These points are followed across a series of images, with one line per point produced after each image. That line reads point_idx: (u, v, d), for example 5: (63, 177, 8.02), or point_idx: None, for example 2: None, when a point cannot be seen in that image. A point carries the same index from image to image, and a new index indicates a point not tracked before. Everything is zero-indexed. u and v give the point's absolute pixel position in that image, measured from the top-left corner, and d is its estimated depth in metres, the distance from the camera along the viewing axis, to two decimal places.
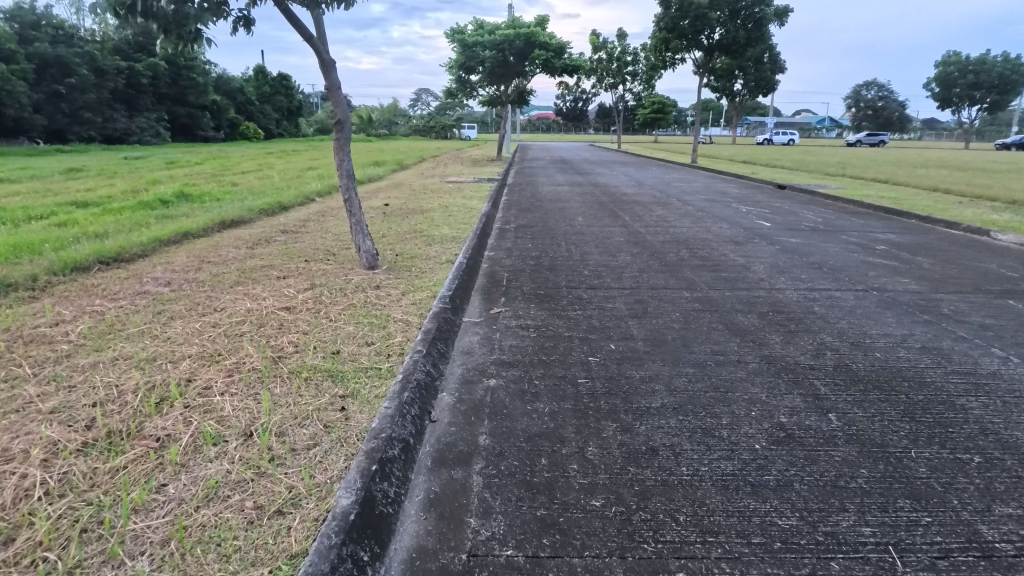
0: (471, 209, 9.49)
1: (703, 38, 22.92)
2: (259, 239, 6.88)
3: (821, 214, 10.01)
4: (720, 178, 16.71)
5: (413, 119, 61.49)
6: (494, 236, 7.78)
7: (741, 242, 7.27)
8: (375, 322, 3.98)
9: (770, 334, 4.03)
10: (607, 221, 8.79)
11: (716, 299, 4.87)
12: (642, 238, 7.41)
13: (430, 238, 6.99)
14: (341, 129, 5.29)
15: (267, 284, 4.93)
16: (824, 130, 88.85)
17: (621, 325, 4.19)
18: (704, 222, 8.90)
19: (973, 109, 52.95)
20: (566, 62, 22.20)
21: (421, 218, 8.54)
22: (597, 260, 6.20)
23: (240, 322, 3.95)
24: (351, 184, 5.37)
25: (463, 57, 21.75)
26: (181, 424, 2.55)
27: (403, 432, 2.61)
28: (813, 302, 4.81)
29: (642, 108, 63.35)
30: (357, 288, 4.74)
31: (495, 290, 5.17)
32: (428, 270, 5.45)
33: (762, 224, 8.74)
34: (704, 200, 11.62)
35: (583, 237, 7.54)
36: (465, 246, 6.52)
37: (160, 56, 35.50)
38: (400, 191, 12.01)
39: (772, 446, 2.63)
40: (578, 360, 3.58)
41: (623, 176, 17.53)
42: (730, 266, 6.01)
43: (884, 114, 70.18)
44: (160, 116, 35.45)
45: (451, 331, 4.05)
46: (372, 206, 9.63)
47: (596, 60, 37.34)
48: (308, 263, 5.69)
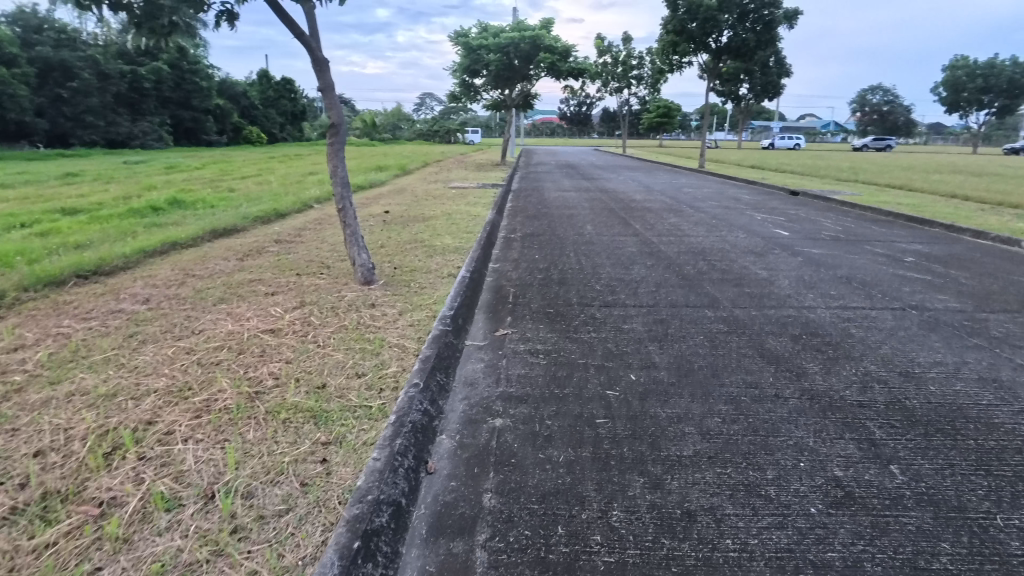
0: (475, 216, 9.12)
1: (711, 40, 22.54)
2: (251, 250, 6.51)
3: (841, 222, 9.58)
4: (731, 184, 16.33)
5: (418, 123, 61.30)
6: (500, 246, 7.38)
7: (761, 253, 6.86)
8: (368, 348, 3.58)
9: (808, 362, 3.60)
10: (617, 230, 8.40)
11: (742, 319, 4.45)
12: (657, 249, 7.00)
13: (431, 249, 6.61)
14: (336, 133, 4.90)
15: (253, 302, 4.55)
16: (830, 134, 88.34)
17: (641, 351, 3.77)
18: (719, 230, 8.48)
19: (982, 113, 52.43)
20: (572, 65, 21.85)
21: (423, 227, 8.17)
22: (609, 273, 5.80)
23: (218, 348, 3.56)
24: (347, 193, 4.99)
25: (467, 61, 21.46)
26: (129, 484, 2.16)
27: (393, 493, 2.20)
28: (848, 322, 4.38)
29: (647, 112, 63.07)
30: (351, 307, 4.35)
31: (501, 308, 4.77)
32: (428, 285, 5.06)
33: (781, 233, 8.34)
34: (717, 207, 11.20)
35: (593, 247, 7.14)
36: (468, 258, 6.12)
37: (164, 60, 35.42)
38: (402, 197, 11.67)
39: (830, 511, 2.22)
40: (595, 394, 3.17)
41: (631, 181, 17.18)
42: (754, 281, 5.59)
43: (891, 118, 69.68)
44: (163, 121, 35.32)
45: (453, 358, 3.64)
46: (373, 214, 9.27)
47: (602, 64, 37.02)
48: (300, 277, 5.32)
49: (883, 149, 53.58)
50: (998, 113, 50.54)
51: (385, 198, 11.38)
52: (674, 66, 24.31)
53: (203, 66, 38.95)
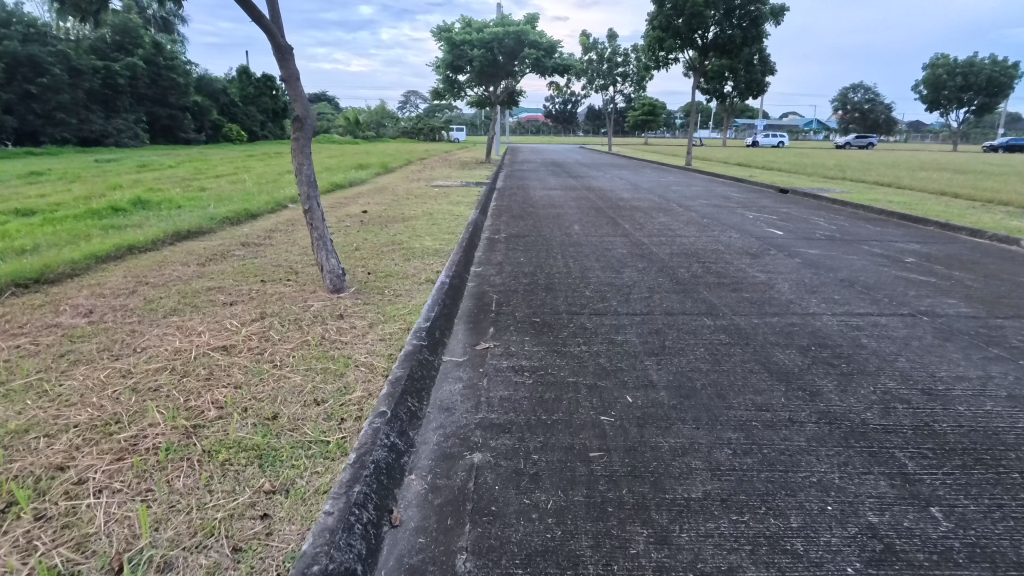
0: (457, 216, 8.73)
1: (697, 37, 22.33)
2: (214, 254, 6.06)
3: (835, 221, 9.31)
4: (719, 182, 16.09)
5: (402, 121, 60.59)
6: (483, 248, 6.98)
7: (757, 254, 6.55)
8: (332, 368, 3.18)
9: (821, 379, 3.26)
10: (606, 230, 8.04)
11: (744, 328, 4.10)
12: (648, 250, 6.65)
13: (409, 252, 6.19)
14: (301, 127, 4.47)
15: (208, 314, 4.12)
16: (812, 132, 88.99)
17: (637, 367, 3.41)
18: (711, 230, 8.16)
19: (961, 111, 53.00)
20: (557, 61, 21.47)
21: (402, 228, 7.75)
22: (599, 277, 5.45)
23: (159, 370, 3.13)
24: (315, 193, 4.57)
25: (450, 57, 21.00)
26: (16, 556, 1.76)
27: (346, 559, 1.81)
28: (857, 331, 4.05)
29: (632, 111, 62.99)
30: (317, 320, 3.94)
31: (483, 318, 4.38)
32: (403, 292, 4.66)
33: (775, 233, 8.04)
34: (707, 206, 10.90)
35: (581, 249, 6.78)
36: (449, 261, 5.72)
37: (139, 56, 34.45)
38: (383, 196, 11.24)
39: (870, 570, 1.87)
40: (588, 421, 2.79)
41: (619, 179, 16.88)
42: (753, 285, 5.25)
43: (872, 116, 70.30)
44: (139, 118, 34.31)
45: (428, 378, 3.24)
46: (351, 214, 8.83)
47: (587, 61, 36.69)
48: (264, 284, 4.89)
49: (865, 147, 53.98)
50: (977, 111, 51.12)
51: (364, 197, 10.93)
52: (660, 62, 24.06)
53: (180, 62, 37.97)
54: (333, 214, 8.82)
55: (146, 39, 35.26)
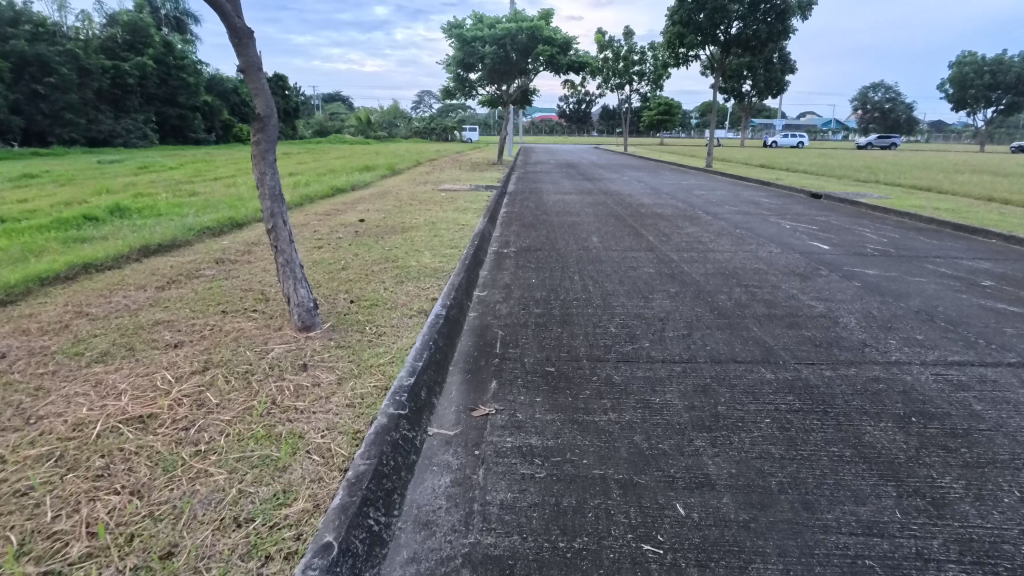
0: (463, 225, 7.92)
1: (720, 32, 21.33)
2: (181, 274, 5.29)
3: (882, 233, 8.38)
4: (743, 185, 15.17)
5: (414, 121, 60.06)
6: (489, 265, 6.13)
7: (807, 275, 5.66)
8: (273, 457, 2.34)
9: (939, 476, 2.39)
10: (628, 243, 7.17)
11: (814, 385, 3.22)
12: (679, 270, 5.77)
13: (403, 272, 5.36)
14: (262, 128, 3.65)
15: (141, 361, 3.30)
16: (831, 132, 87.15)
17: (686, 451, 2.55)
18: (747, 243, 7.26)
19: (988, 111, 51.28)
20: (573, 58, 20.57)
21: (399, 240, 6.95)
22: (625, 306, 4.60)
23: (41, 459, 2.31)
24: (282, 208, 3.76)
25: (461, 54, 20.20)
26: None
27: None
28: (964, 392, 3.15)
29: (647, 110, 61.81)
30: (273, 373, 3.12)
31: (484, 364, 3.52)
32: (389, 330, 3.82)
33: (820, 247, 7.13)
34: (736, 213, 9.99)
35: (601, 267, 5.93)
36: (448, 285, 4.88)
37: (148, 55, 33.94)
38: (385, 201, 10.46)
39: None
40: (625, 556, 1.94)
41: (637, 181, 15.99)
42: (811, 318, 4.36)
43: (894, 116, 68.52)
44: (149, 118, 33.91)
45: (403, 469, 2.40)
46: (346, 223, 8.05)
47: (602, 59, 35.69)
48: (225, 316, 4.09)
49: (888, 148, 52.55)
50: (1006, 110, 49.46)
51: (364, 202, 10.14)
52: (680, 59, 23.07)
53: (190, 62, 37.61)
54: (326, 223, 8.06)
55: (156, 38, 34.88)
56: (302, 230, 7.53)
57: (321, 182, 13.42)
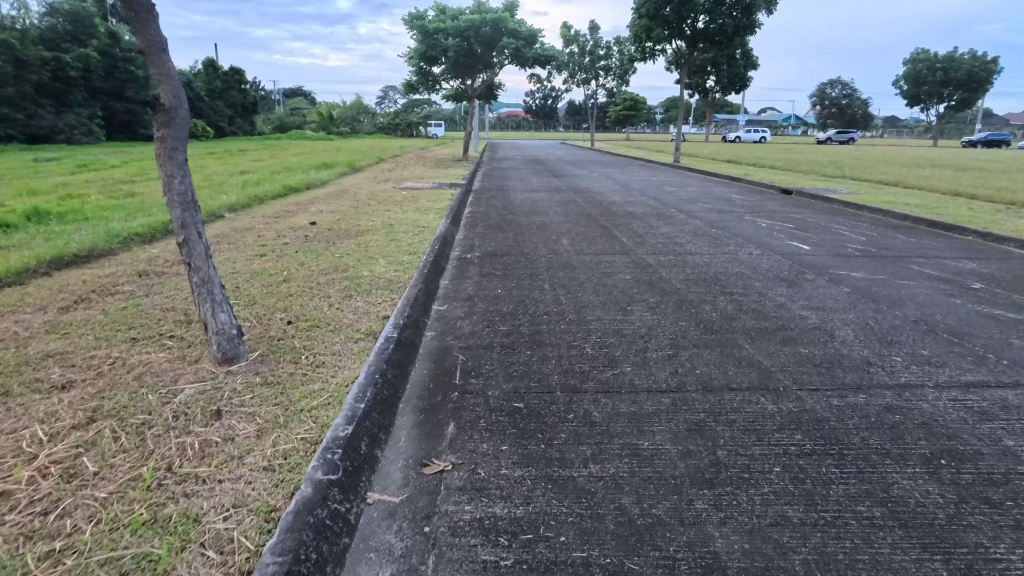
0: (424, 227, 7.37)
1: (686, 26, 21.14)
2: (93, 290, 4.60)
3: (859, 231, 8.13)
4: (713, 181, 14.95)
5: (378, 117, 58.82)
6: (451, 273, 5.59)
7: (792, 280, 5.28)
8: (153, 557, 1.77)
9: (991, 543, 1.96)
10: (600, 245, 6.70)
11: (823, 419, 2.79)
12: (657, 276, 5.34)
13: (353, 284, 4.77)
14: (168, 122, 3.01)
15: (13, 411, 2.67)
16: (792, 128, 88.91)
17: (686, 520, 2.06)
18: (725, 244, 6.89)
19: (941, 107, 52.77)
20: (538, 51, 20.07)
21: (353, 245, 6.34)
22: (602, 321, 4.12)
23: None
24: (199, 217, 3.15)
25: (423, 46, 19.52)
26: None
27: None
28: (990, 422, 2.75)
29: (613, 105, 61.81)
30: (176, 424, 2.53)
31: (441, 401, 2.98)
32: (329, 361, 3.25)
33: (800, 247, 6.81)
34: (710, 211, 9.64)
35: (574, 273, 5.47)
36: (403, 299, 4.32)
37: (93, 47, 32.16)
38: (342, 201, 9.81)
39: None
40: None
41: (606, 178, 15.63)
42: (806, 332, 3.96)
43: (851, 112, 70.14)
44: (94, 112, 32.06)
45: (329, 563, 1.86)
46: (296, 227, 7.39)
47: (568, 54, 35.33)
48: (134, 345, 3.46)
49: (847, 143, 53.61)
50: (957, 107, 50.91)
51: (319, 203, 9.45)
52: (646, 54, 22.82)
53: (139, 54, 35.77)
54: (273, 227, 7.39)
55: (100, 29, 33.04)
56: (246, 235, 6.85)
57: (275, 181, 12.62)
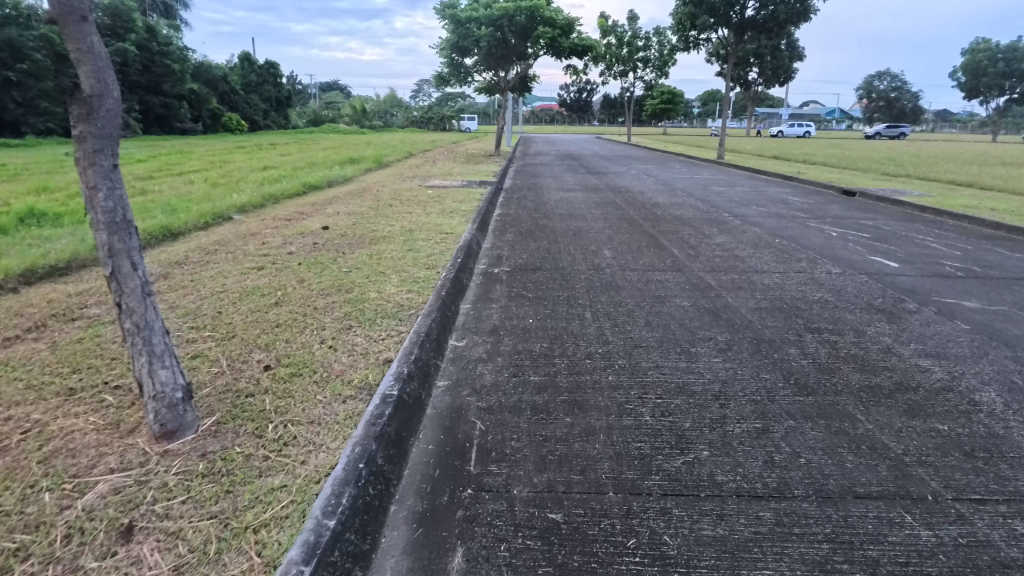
0: (446, 234, 6.56)
1: (734, 13, 19.79)
2: (52, 314, 3.90)
3: (948, 243, 7.00)
4: (764, 180, 13.80)
5: (411, 110, 58.40)
6: (474, 293, 4.76)
7: (892, 310, 4.29)
8: None
9: None
10: (647, 259, 5.77)
11: (1011, 563, 1.88)
12: (721, 303, 4.41)
13: (355, 311, 3.99)
14: (87, 115, 2.25)
15: None
16: (837, 122, 85.42)
17: None
18: (794, 259, 5.89)
19: (1002, 99, 49.59)
20: (575, 41, 19.05)
21: (365, 256, 5.58)
22: (661, 371, 3.23)
23: None
24: (135, 242, 2.39)
25: (455, 36, 18.71)
26: None
27: None
28: None
29: (650, 99, 60.07)
30: (62, 554, 1.76)
31: (446, 506, 2.15)
32: (304, 435, 2.44)
33: (886, 264, 5.78)
34: (768, 217, 8.59)
35: (620, 296, 4.58)
36: (411, 336, 3.48)
37: (130, 40, 32.25)
38: (361, 201, 9.09)
39: None
40: None
41: (645, 176, 14.60)
42: (933, 394, 3.00)
43: (900, 105, 66.82)
44: (131, 106, 32.23)
45: None
46: (305, 232, 6.68)
47: (605, 45, 34.08)
48: (63, 400, 2.72)
49: (897, 138, 50.80)
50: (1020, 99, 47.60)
51: (337, 203, 8.74)
52: (690, 43, 21.56)
53: (176, 47, 35.93)
54: (280, 232, 6.70)
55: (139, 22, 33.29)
56: (248, 241, 6.15)
57: (296, 177, 12.00)
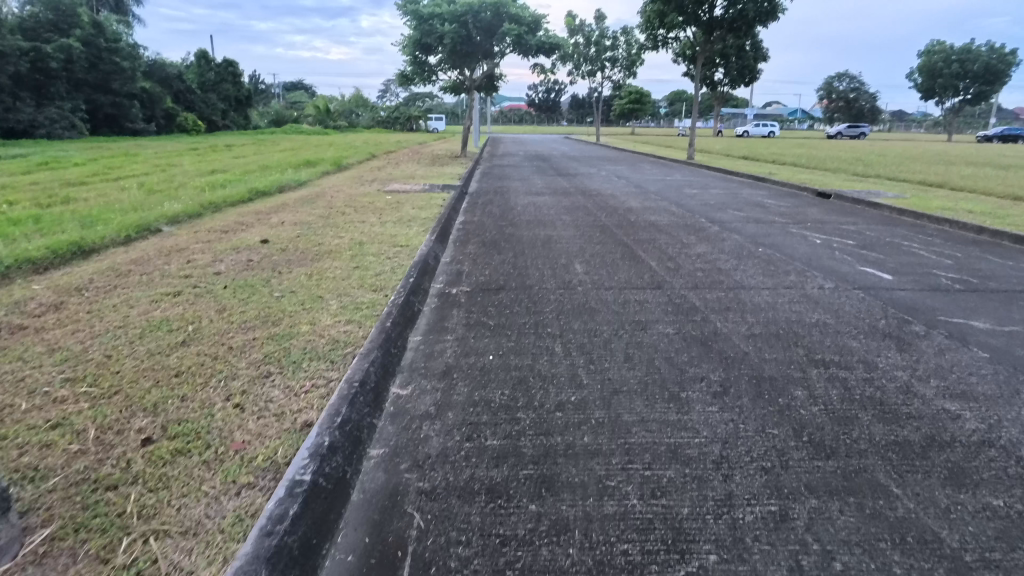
0: (400, 248, 5.88)
1: (702, 11, 19.52)
2: None
3: (936, 250, 6.62)
4: (737, 182, 13.45)
5: (377, 110, 57.18)
6: (427, 321, 4.10)
7: (899, 335, 3.81)
8: None
9: None
10: (623, 274, 5.21)
11: None
12: (710, 329, 3.87)
13: (279, 350, 3.31)
14: None
15: None
16: (799, 121, 87.01)
17: None
18: (781, 272, 5.40)
19: (956, 99, 50.90)
20: (542, 39, 18.51)
21: (304, 276, 4.88)
22: (648, 429, 2.64)
23: None
24: None
25: (418, 33, 17.96)
26: None
27: None
28: None
29: (619, 98, 59.84)
30: None
31: None
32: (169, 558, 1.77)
33: (879, 277, 5.33)
34: (746, 222, 8.14)
35: (595, 322, 4.00)
36: (339, 388, 2.81)
37: (75, 37, 30.51)
38: (312, 209, 8.35)
39: None
40: None
41: (616, 178, 14.14)
42: (976, 452, 2.47)
43: (859, 105, 68.31)
44: (76, 105, 30.39)
45: None
46: (241, 247, 5.92)
47: (573, 44, 33.69)
48: None
49: (859, 138, 51.72)
50: (973, 100, 48.87)
51: (284, 211, 7.97)
52: (658, 42, 21.22)
53: (126, 43, 34.15)
54: (212, 246, 5.93)
55: (84, 18, 31.42)
56: (171, 259, 5.38)
57: (244, 182, 11.13)
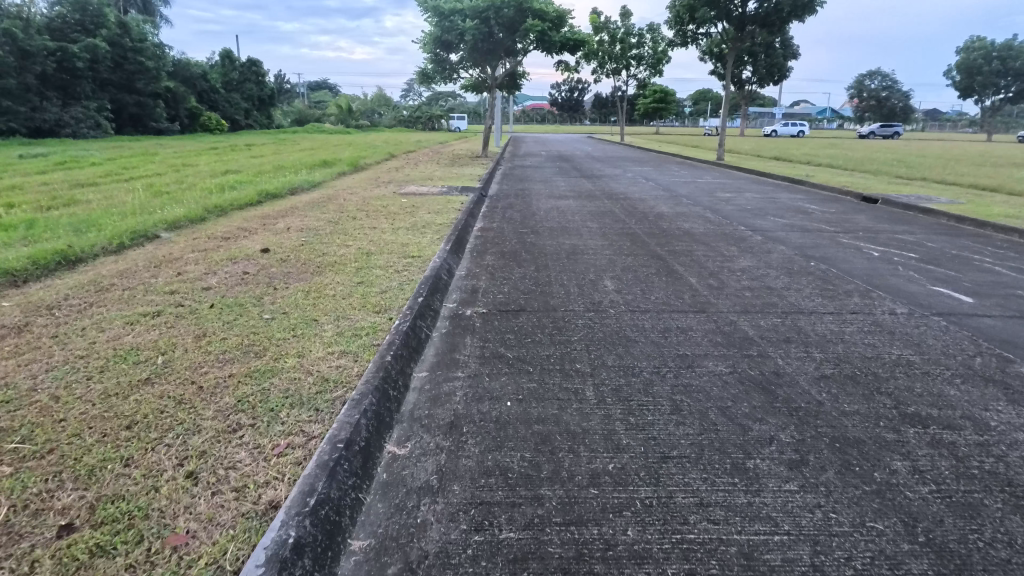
0: (410, 259, 5.33)
1: (735, 6, 18.69)
2: None
3: (1012, 266, 5.86)
4: (772, 185, 12.68)
5: (399, 109, 56.98)
6: (436, 353, 3.53)
7: (1007, 381, 3.13)
8: None
9: None
10: (660, 294, 4.59)
11: None
12: (772, 369, 3.24)
13: (257, 394, 2.76)
14: None
15: None
16: (829, 121, 84.86)
17: None
18: (842, 292, 4.72)
19: (996, 98, 48.79)
20: (567, 35, 17.87)
21: (301, 293, 4.35)
22: (712, 518, 2.04)
23: None
24: None
25: (439, 30, 17.37)
26: None
27: None
28: None
29: (643, 97, 58.67)
30: None
31: None
32: None
33: (957, 301, 4.62)
34: (790, 230, 7.44)
35: (632, 356, 3.40)
36: (318, 452, 2.24)
37: (101, 37, 30.67)
38: (322, 213, 7.88)
39: None
40: None
41: (643, 180, 13.46)
42: None
43: (892, 104, 66.20)
44: (102, 105, 30.49)
45: None
46: (238, 257, 5.43)
47: (597, 42, 32.93)
48: None
49: (892, 138, 49.94)
50: (1015, 98, 46.79)
51: (291, 216, 7.49)
52: (687, 38, 20.41)
53: (152, 44, 34.31)
54: (207, 256, 5.46)
55: (110, 18, 31.58)
56: (160, 271, 4.90)
57: (255, 183, 10.71)
